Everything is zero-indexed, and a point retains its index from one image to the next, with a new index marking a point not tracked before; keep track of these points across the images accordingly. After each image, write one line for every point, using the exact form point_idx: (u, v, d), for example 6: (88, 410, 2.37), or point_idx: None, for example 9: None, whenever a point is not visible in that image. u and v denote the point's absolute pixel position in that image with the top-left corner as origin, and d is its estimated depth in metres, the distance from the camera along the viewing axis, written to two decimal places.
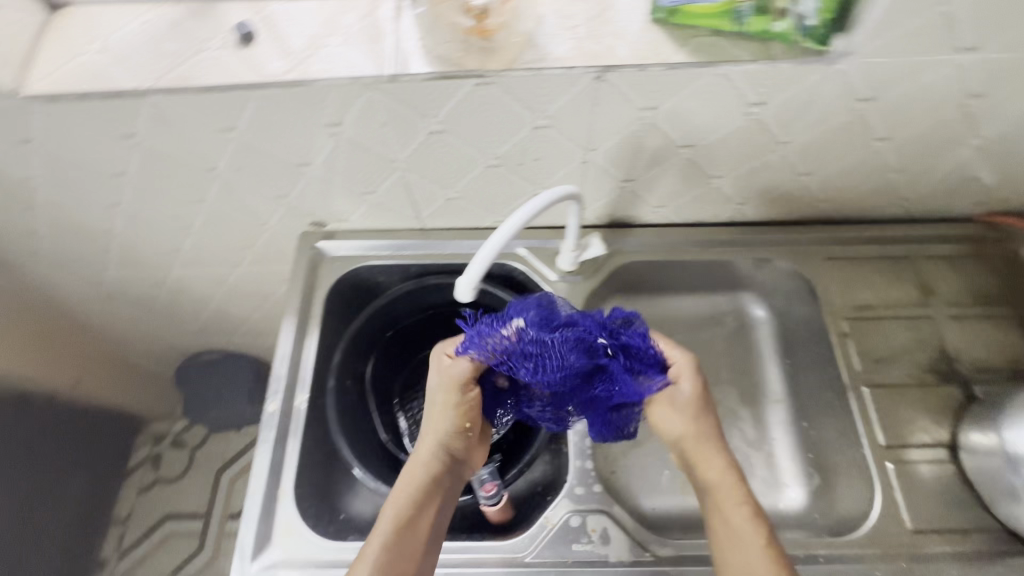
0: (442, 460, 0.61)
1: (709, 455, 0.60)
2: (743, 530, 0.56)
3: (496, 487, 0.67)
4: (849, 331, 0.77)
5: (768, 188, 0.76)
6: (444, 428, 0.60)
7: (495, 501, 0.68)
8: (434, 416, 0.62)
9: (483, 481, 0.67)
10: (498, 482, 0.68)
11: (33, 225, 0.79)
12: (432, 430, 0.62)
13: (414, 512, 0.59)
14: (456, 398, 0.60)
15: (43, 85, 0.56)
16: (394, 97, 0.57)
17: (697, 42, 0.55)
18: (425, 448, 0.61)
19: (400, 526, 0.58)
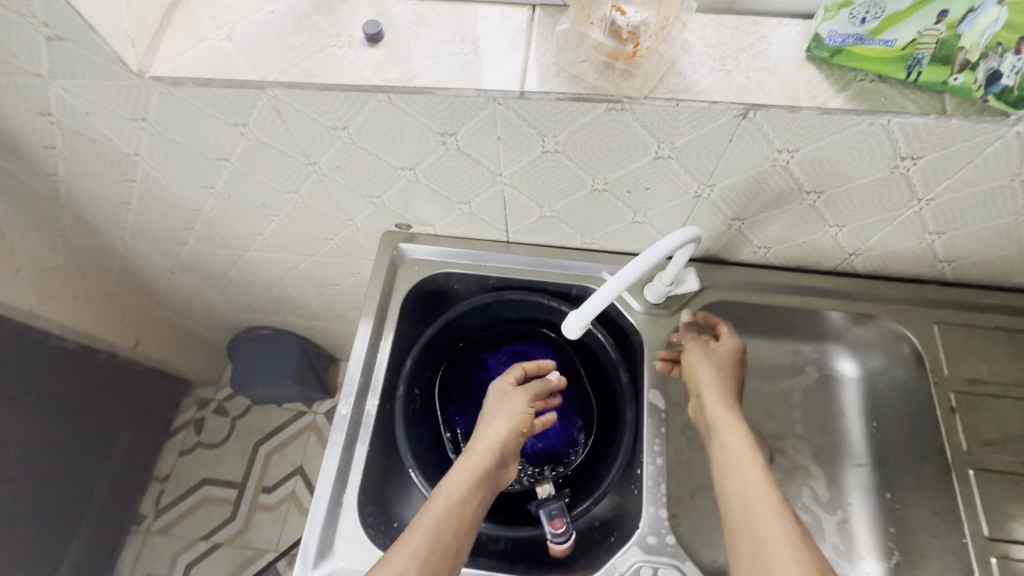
0: (498, 453, 0.66)
1: (731, 431, 0.64)
2: (770, 505, 0.57)
3: (565, 524, 0.64)
4: (957, 406, 0.72)
5: (887, 242, 0.70)
6: (512, 424, 0.69)
7: (562, 539, 0.64)
8: (498, 418, 0.70)
9: (551, 516, 0.65)
10: (567, 518, 0.65)
11: (128, 196, 0.80)
12: (495, 428, 0.68)
13: (474, 483, 0.62)
14: (524, 403, 0.71)
15: (167, 67, 0.55)
16: (518, 114, 0.54)
17: (859, 87, 0.50)
18: (488, 436, 0.68)
19: (459, 489, 0.61)
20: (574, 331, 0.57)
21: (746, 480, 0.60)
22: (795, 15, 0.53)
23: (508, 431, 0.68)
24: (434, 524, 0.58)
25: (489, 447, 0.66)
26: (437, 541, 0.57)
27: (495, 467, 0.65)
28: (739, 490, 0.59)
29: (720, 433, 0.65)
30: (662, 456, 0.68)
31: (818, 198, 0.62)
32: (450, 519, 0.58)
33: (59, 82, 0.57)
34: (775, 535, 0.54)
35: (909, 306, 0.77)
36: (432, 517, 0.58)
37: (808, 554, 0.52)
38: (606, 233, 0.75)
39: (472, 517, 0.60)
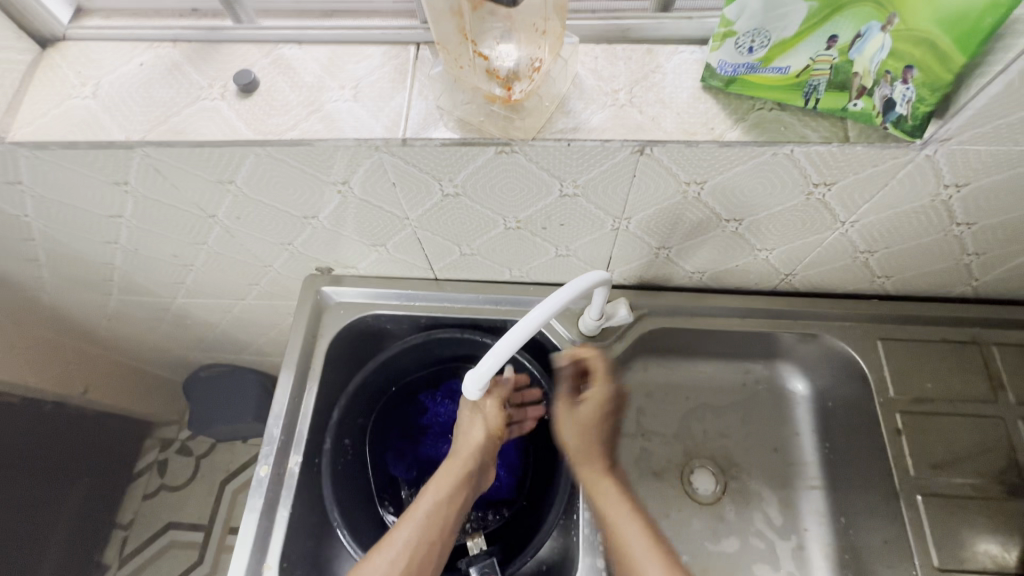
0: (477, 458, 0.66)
1: (608, 480, 0.64)
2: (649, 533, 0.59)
3: None
4: (904, 427, 0.69)
5: (821, 262, 0.67)
6: (489, 427, 0.67)
7: None
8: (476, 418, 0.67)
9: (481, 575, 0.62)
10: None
11: (33, 253, 0.76)
12: (472, 430, 0.67)
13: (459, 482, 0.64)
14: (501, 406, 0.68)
15: (28, 131, 0.51)
16: (406, 161, 0.51)
17: (758, 117, 0.47)
18: (466, 439, 0.66)
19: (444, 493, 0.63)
20: (474, 392, 0.52)
21: (614, 513, 0.61)
22: (693, 41, 0.50)
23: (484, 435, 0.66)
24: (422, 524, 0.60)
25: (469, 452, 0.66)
26: (422, 541, 0.60)
27: (477, 469, 0.66)
28: (610, 520, 0.61)
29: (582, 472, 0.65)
30: (600, 502, 0.65)
31: (740, 226, 0.60)
32: (434, 519, 0.61)
33: None
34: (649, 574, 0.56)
35: (853, 323, 0.74)
36: (421, 517, 0.61)
37: None
38: (534, 267, 0.72)
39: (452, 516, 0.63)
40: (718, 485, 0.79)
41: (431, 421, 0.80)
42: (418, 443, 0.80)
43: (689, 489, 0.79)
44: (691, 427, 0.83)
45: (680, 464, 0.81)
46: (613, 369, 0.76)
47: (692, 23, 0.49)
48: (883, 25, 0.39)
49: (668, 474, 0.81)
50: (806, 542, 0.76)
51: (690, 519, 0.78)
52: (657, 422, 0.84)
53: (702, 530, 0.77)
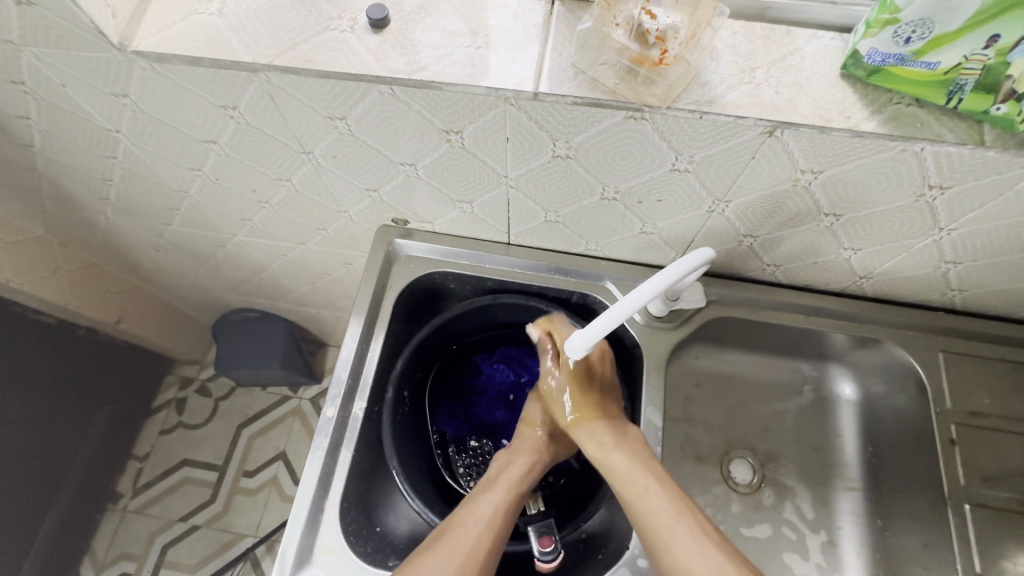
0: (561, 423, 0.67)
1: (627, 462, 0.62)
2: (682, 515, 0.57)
3: (554, 542, 0.63)
4: (957, 438, 0.70)
5: (901, 268, 0.68)
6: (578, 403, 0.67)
7: (550, 558, 0.62)
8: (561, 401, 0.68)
9: (539, 534, 0.63)
10: (555, 536, 0.63)
11: (108, 172, 0.76)
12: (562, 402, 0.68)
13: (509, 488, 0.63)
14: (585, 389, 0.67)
15: (151, 41, 0.51)
16: (530, 116, 0.51)
17: (894, 111, 0.47)
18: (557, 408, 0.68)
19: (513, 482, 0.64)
20: (577, 350, 0.55)
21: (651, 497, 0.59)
22: (832, 28, 0.50)
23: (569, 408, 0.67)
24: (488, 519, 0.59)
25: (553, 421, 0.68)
26: (484, 535, 0.58)
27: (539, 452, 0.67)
28: (645, 513, 0.58)
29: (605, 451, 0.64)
30: None
31: (836, 222, 0.60)
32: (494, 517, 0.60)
33: (32, 50, 0.53)
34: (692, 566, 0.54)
35: (916, 333, 0.75)
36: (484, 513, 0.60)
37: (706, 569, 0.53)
38: (612, 242, 0.72)
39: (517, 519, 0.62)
40: (759, 476, 0.81)
41: (483, 385, 0.81)
42: (468, 405, 0.80)
43: (729, 477, 0.81)
44: (736, 417, 0.85)
45: (723, 451, 0.82)
46: (673, 352, 0.77)
47: (836, 8, 0.49)
48: None
49: (711, 460, 0.82)
50: (840, 539, 0.78)
51: (729, 505, 0.80)
52: (703, 409, 0.85)
53: (740, 516, 0.79)
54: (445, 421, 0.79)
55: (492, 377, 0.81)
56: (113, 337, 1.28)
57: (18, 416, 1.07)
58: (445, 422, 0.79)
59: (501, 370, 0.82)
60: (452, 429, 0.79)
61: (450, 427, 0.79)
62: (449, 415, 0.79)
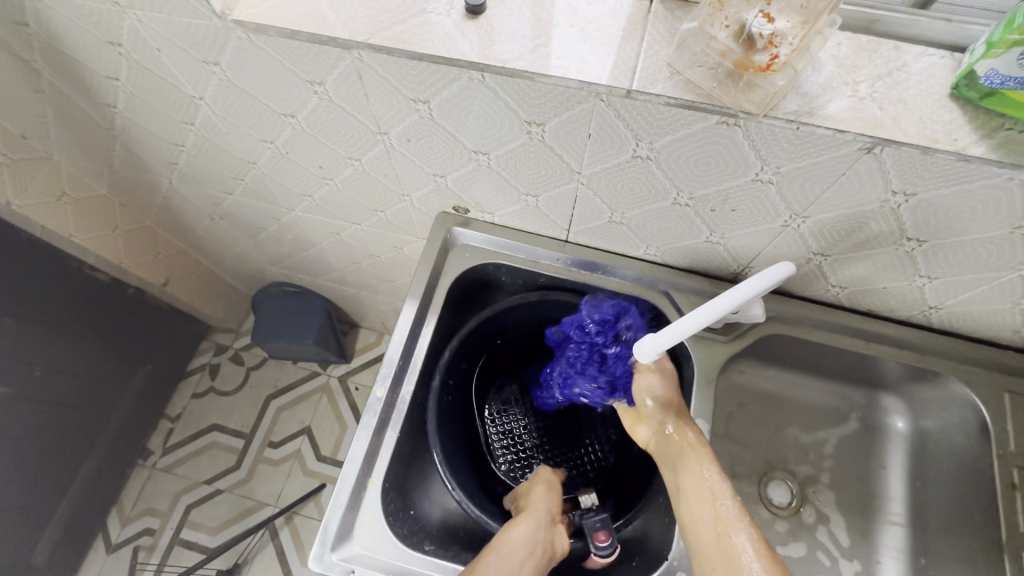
0: (545, 513, 0.65)
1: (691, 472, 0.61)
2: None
3: (610, 537, 0.63)
4: (1019, 483, 0.67)
5: (977, 302, 0.65)
6: (551, 491, 0.68)
7: (607, 554, 0.62)
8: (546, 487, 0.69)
9: (595, 529, 0.64)
10: (612, 532, 0.63)
11: (182, 138, 0.78)
12: (544, 488, 0.68)
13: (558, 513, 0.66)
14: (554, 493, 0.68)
15: (251, 12, 0.52)
16: (618, 113, 0.50)
17: (1006, 137, 0.45)
18: (542, 494, 0.67)
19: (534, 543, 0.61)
20: (648, 353, 0.57)
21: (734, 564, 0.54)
22: (942, 46, 0.48)
23: (548, 498, 0.67)
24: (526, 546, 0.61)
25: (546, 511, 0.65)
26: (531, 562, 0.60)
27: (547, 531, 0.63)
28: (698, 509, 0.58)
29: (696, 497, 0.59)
30: None
31: (917, 247, 0.58)
32: (535, 551, 0.61)
33: (135, 13, 0.54)
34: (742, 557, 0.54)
35: (983, 370, 0.72)
36: (526, 531, 0.62)
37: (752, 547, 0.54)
38: (673, 248, 0.71)
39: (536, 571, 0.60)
40: (797, 499, 0.80)
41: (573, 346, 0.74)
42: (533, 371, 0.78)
43: (766, 498, 0.79)
44: (777, 438, 0.83)
45: (761, 471, 0.81)
46: (723, 366, 0.76)
47: (950, 26, 0.47)
48: None
49: (748, 479, 0.81)
50: (878, 572, 0.76)
51: (763, 526, 0.79)
52: (744, 426, 0.84)
53: (774, 539, 0.78)
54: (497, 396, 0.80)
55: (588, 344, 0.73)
56: (158, 298, 1.31)
57: (65, 367, 1.11)
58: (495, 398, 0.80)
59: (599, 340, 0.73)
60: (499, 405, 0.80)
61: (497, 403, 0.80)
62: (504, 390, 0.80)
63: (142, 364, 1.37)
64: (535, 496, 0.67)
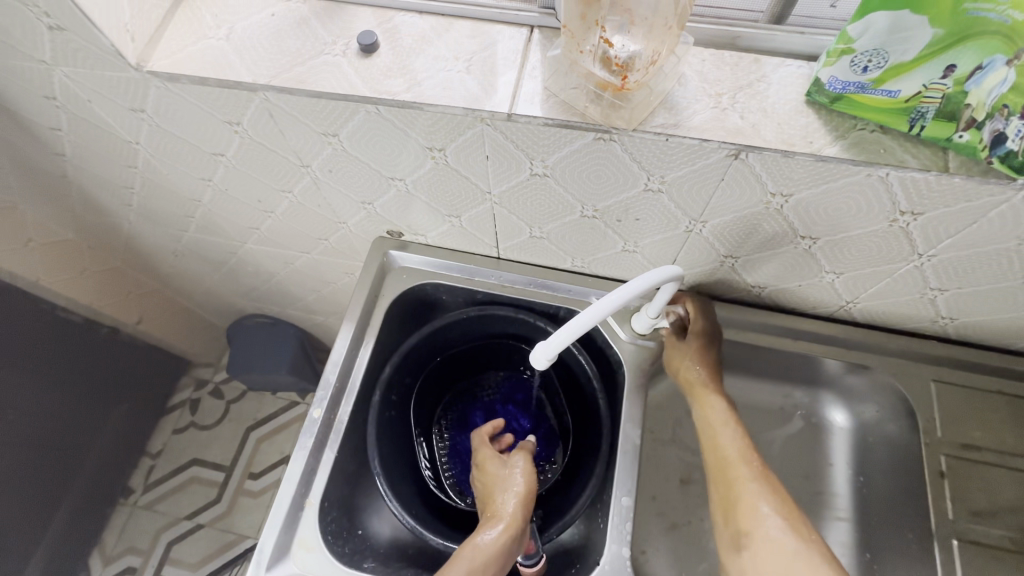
0: (524, 492, 0.67)
1: (727, 432, 0.66)
2: (809, 551, 0.56)
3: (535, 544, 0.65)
4: (947, 471, 0.69)
5: (887, 294, 0.67)
6: (527, 468, 0.70)
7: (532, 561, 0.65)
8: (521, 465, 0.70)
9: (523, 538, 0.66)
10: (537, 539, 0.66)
11: (130, 180, 0.82)
12: (518, 466, 0.70)
13: (532, 484, 0.69)
14: (530, 470, 0.70)
15: (165, 62, 0.56)
16: (506, 135, 0.53)
17: (859, 137, 0.48)
18: (514, 473, 0.69)
19: (512, 522, 0.64)
20: (544, 360, 0.57)
21: (758, 527, 0.58)
22: (800, 57, 0.52)
23: (523, 474, 0.69)
24: (507, 526, 0.63)
25: (519, 489, 0.68)
26: (505, 546, 0.62)
27: (524, 509, 0.66)
28: (724, 452, 0.65)
29: (722, 457, 0.64)
30: (629, 510, 0.66)
31: (814, 244, 0.60)
32: (517, 524, 0.64)
33: (62, 69, 0.58)
34: (756, 510, 0.59)
35: (908, 361, 0.74)
36: (503, 519, 0.64)
37: (780, 509, 0.59)
38: (597, 259, 0.73)
39: (512, 546, 0.63)
40: None
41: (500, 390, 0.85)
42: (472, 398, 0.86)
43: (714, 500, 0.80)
44: None
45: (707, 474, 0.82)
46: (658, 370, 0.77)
47: (803, 38, 0.51)
48: (1009, 58, 0.40)
49: (696, 483, 0.81)
50: None
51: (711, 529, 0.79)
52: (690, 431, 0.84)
53: None
54: (447, 410, 0.85)
55: (513, 392, 0.85)
56: (133, 336, 1.34)
57: (40, 407, 1.14)
58: (446, 411, 0.85)
59: (520, 393, 0.84)
60: (447, 417, 0.85)
61: (446, 416, 0.85)
62: (453, 407, 0.85)
63: (119, 402, 1.39)
64: (511, 475, 0.69)
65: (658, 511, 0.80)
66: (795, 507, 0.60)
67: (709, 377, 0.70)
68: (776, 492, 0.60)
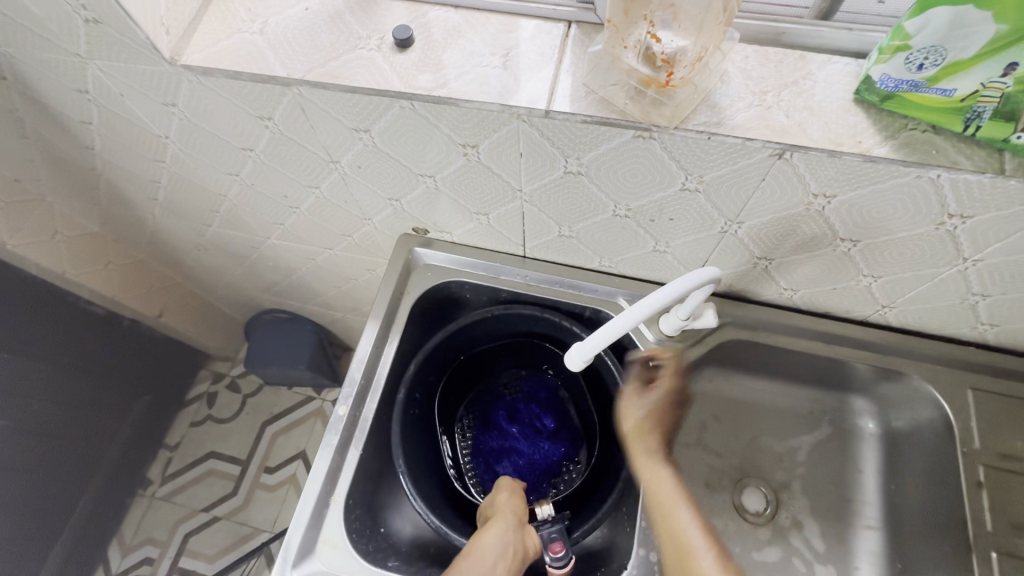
0: (515, 495, 0.70)
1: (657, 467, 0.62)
2: None
3: (564, 547, 0.64)
4: (985, 481, 0.67)
5: (926, 298, 0.65)
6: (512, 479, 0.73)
7: (562, 564, 0.63)
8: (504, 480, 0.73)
9: (550, 540, 0.64)
10: (565, 541, 0.64)
11: (157, 174, 0.82)
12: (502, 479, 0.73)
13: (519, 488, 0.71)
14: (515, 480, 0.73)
15: (198, 57, 0.55)
16: (541, 132, 0.52)
17: (909, 137, 0.47)
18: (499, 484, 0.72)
19: (508, 518, 0.65)
20: (577, 363, 0.56)
21: (702, 554, 0.55)
22: (847, 54, 0.50)
23: (509, 482, 0.72)
24: (506, 519, 0.65)
25: (508, 493, 0.70)
26: (510, 537, 0.63)
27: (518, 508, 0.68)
28: (649, 483, 0.61)
29: (648, 485, 0.61)
30: None
31: (853, 247, 0.59)
32: (513, 518, 0.66)
33: (96, 63, 0.58)
34: (685, 539, 0.56)
35: (944, 367, 0.72)
36: (501, 514, 0.66)
37: (708, 545, 0.55)
38: (625, 259, 0.72)
39: (516, 539, 0.63)
40: (772, 506, 0.79)
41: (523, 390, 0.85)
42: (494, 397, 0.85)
43: (740, 506, 0.79)
44: (750, 445, 0.83)
45: (733, 478, 0.81)
46: (685, 372, 0.76)
47: (851, 34, 0.49)
48: None
49: (721, 488, 0.80)
50: None
51: (736, 535, 0.78)
52: (715, 434, 0.83)
53: (748, 547, 0.78)
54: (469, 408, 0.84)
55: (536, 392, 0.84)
56: (154, 329, 1.35)
57: (64, 398, 1.15)
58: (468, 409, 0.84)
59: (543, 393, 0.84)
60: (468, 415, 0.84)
61: (468, 414, 0.84)
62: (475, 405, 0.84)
63: (139, 394, 1.40)
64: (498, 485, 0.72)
65: None
66: (719, 539, 0.56)
67: (655, 406, 0.67)
68: (707, 523, 0.57)
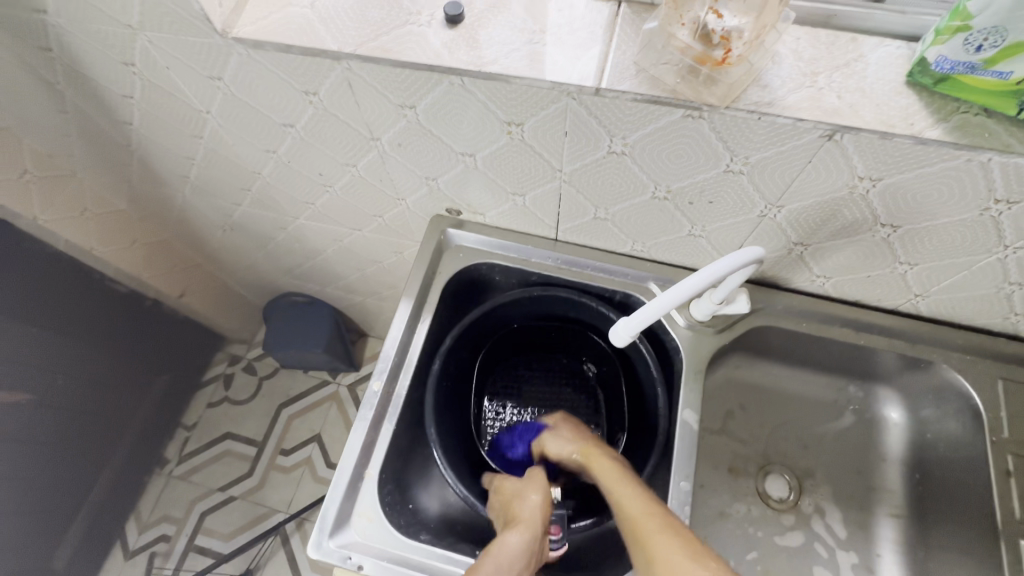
0: (540, 492, 0.64)
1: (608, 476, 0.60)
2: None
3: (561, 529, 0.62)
4: (1014, 470, 0.67)
5: (960, 287, 0.65)
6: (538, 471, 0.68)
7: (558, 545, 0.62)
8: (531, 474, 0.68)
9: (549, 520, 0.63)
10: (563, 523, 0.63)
11: (193, 151, 0.83)
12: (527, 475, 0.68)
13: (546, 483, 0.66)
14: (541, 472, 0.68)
15: (249, 29, 0.56)
16: (589, 110, 0.53)
17: (960, 120, 0.47)
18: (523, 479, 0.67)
19: (527, 521, 0.60)
20: (622, 337, 0.60)
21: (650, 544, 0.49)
22: (897, 37, 0.50)
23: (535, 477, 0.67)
24: (522, 524, 0.60)
25: (532, 488, 0.65)
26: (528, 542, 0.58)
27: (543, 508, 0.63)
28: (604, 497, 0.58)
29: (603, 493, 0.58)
30: (687, 495, 0.66)
31: (892, 233, 0.59)
32: (533, 520, 0.61)
33: (146, 34, 0.59)
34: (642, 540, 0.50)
35: (974, 357, 0.72)
36: (522, 518, 0.61)
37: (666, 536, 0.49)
38: (658, 243, 0.73)
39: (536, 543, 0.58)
40: (795, 493, 0.80)
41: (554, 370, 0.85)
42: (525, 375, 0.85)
43: (764, 491, 0.80)
44: (774, 432, 0.83)
45: (757, 465, 0.81)
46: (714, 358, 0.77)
47: (904, 17, 0.49)
48: None
49: (745, 474, 0.81)
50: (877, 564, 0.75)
51: (760, 520, 0.79)
52: (739, 421, 0.84)
53: (770, 531, 0.78)
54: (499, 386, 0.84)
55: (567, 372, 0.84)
56: (175, 309, 1.36)
57: (88, 374, 1.16)
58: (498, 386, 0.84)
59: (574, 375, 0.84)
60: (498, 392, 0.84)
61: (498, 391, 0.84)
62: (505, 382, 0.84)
63: (159, 373, 1.42)
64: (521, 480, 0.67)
65: (707, 499, 0.80)
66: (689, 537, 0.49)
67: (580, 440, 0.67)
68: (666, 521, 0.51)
